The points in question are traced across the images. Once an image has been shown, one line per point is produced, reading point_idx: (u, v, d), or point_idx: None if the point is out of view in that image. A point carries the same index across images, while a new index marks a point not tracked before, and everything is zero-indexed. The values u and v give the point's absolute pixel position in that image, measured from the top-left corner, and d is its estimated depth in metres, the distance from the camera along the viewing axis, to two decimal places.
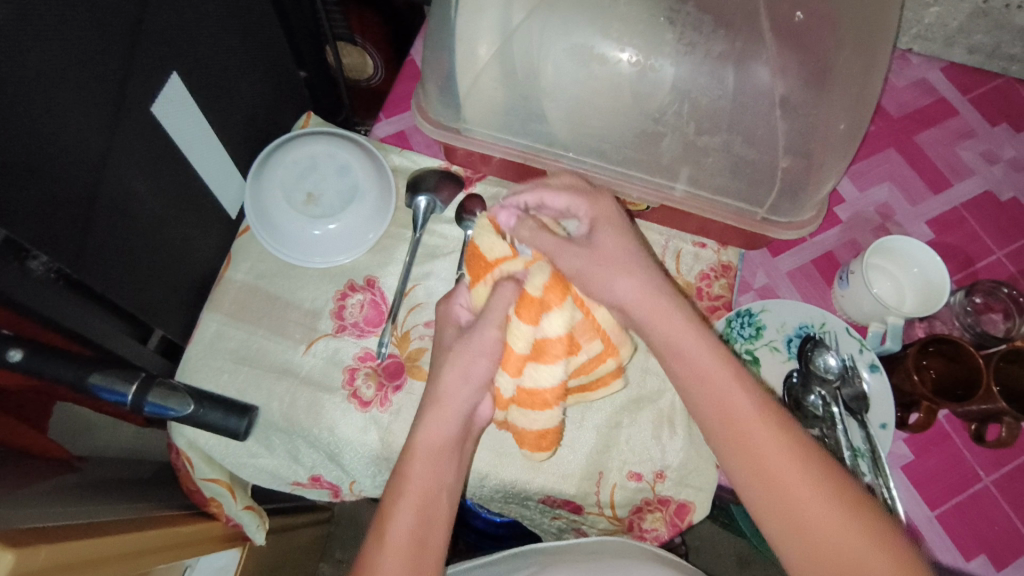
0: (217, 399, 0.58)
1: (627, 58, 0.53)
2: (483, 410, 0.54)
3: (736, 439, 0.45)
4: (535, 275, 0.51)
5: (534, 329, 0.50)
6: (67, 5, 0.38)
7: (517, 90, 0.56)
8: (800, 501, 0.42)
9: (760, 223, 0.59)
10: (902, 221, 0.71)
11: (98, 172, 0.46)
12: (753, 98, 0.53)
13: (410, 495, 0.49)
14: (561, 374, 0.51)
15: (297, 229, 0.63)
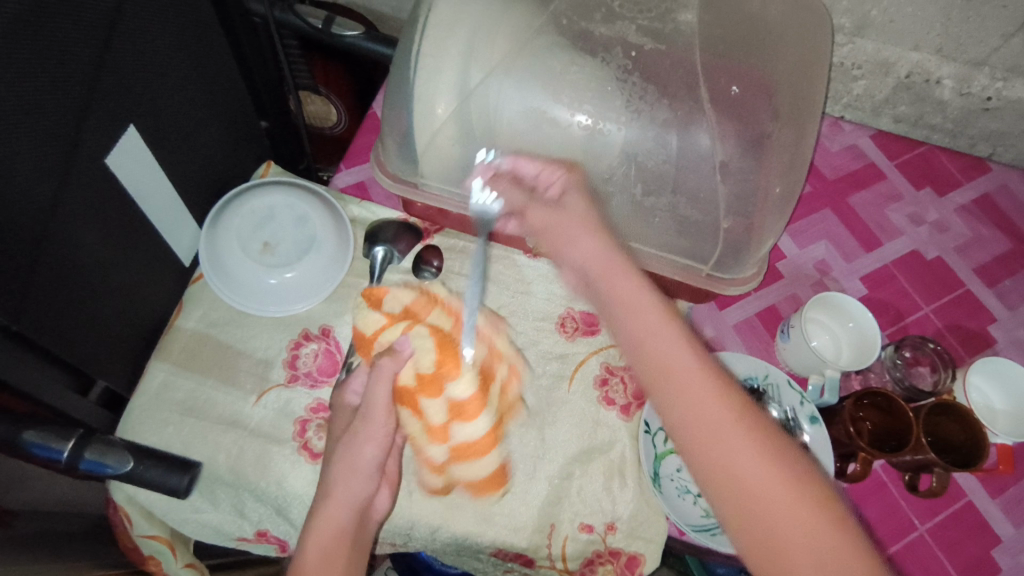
0: (157, 456, 0.55)
1: (579, 122, 0.56)
2: (378, 505, 0.56)
3: (681, 369, 0.44)
4: (455, 380, 0.55)
5: (444, 398, 0.54)
6: (22, 61, 0.38)
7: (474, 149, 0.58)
8: (762, 483, 0.41)
9: (705, 279, 0.60)
10: (837, 277, 0.75)
11: (44, 224, 0.45)
12: (694, 162, 0.57)
13: (323, 527, 0.51)
14: (486, 421, 0.56)
15: (254, 278, 0.63)
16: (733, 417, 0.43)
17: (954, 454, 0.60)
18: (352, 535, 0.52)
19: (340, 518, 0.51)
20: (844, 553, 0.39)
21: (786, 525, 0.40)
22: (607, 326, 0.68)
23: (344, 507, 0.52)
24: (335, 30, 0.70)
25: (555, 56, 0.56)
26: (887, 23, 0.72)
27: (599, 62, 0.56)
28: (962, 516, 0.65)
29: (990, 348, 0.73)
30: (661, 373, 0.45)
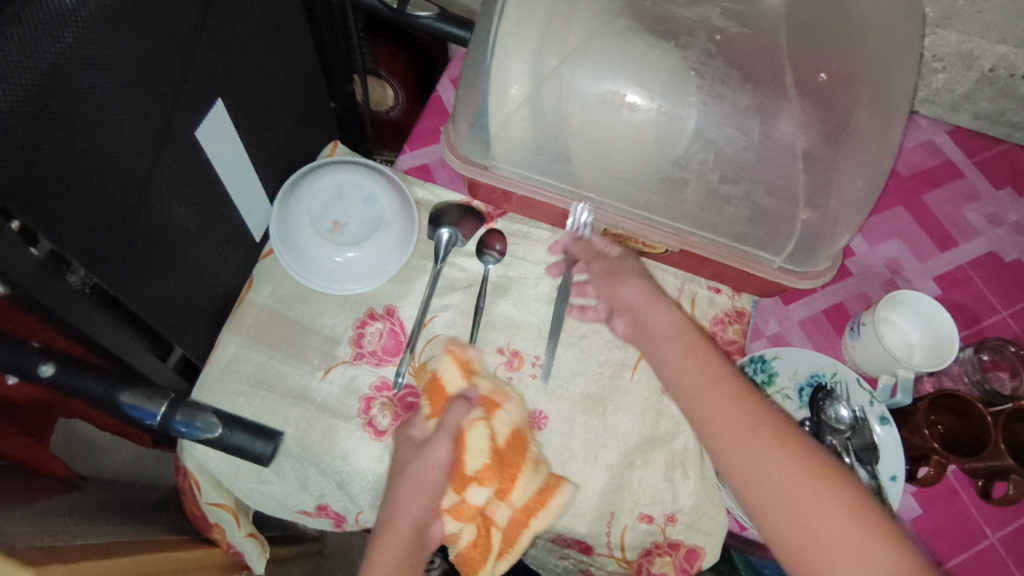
0: (245, 422, 0.55)
1: (658, 108, 0.55)
2: (435, 533, 0.55)
3: (764, 465, 0.45)
4: (478, 447, 0.55)
5: (460, 493, 0.56)
6: (131, 33, 0.39)
7: (548, 130, 0.57)
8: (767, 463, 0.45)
9: (776, 272, 0.60)
10: (910, 276, 0.73)
11: (141, 193, 0.46)
12: (775, 151, 0.55)
13: (388, 542, 0.52)
14: (466, 530, 0.56)
15: (323, 256, 0.64)
16: (815, 491, 0.43)
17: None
18: (417, 555, 0.53)
19: (401, 536, 0.52)
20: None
21: (813, 522, 0.43)
22: None
23: (410, 527, 0.53)
24: (408, 11, 0.70)
25: (636, 39, 0.55)
26: (975, 14, 0.69)
27: (680, 47, 0.55)
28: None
29: None
30: (767, 475, 0.45)
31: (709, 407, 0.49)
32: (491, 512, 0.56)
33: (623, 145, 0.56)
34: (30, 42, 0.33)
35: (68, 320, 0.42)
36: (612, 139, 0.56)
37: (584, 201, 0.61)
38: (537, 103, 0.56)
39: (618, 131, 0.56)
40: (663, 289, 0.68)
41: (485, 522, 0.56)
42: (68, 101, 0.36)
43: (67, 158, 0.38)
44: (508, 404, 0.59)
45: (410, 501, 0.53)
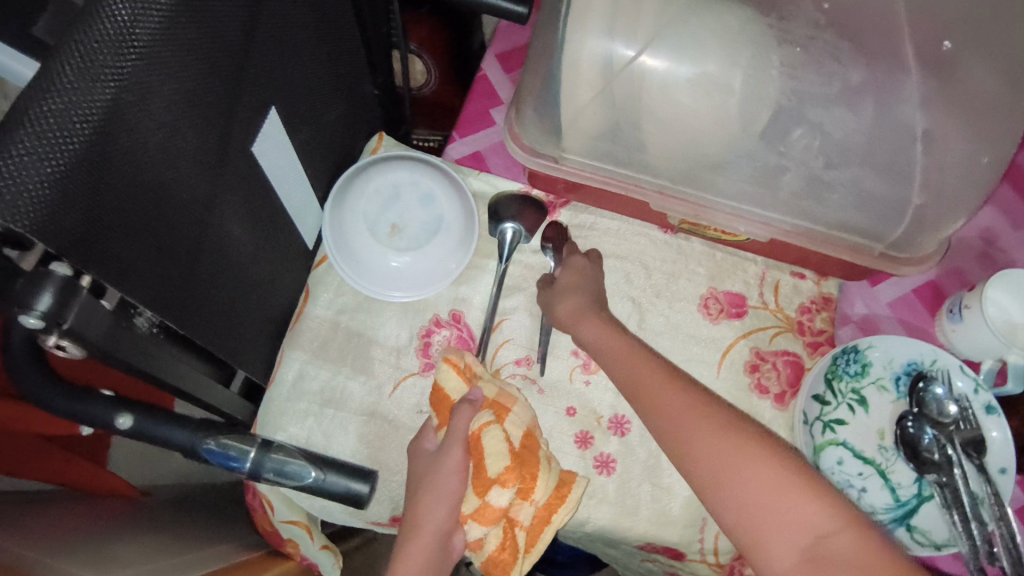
0: (337, 463, 0.50)
1: (754, 89, 0.49)
2: (457, 541, 0.51)
3: (690, 434, 0.42)
4: (496, 455, 0.50)
5: (483, 498, 0.50)
6: (185, 52, 0.34)
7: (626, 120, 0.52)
8: (697, 439, 0.42)
9: (877, 259, 0.56)
10: (1007, 248, 0.67)
11: (202, 223, 0.42)
12: (890, 131, 0.50)
13: (409, 556, 0.49)
14: (493, 532, 0.51)
15: (383, 261, 0.60)
16: (749, 458, 0.40)
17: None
18: (439, 562, 0.50)
19: (423, 543, 0.50)
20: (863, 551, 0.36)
21: (755, 503, 0.39)
22: (753, 308, 0.63)
23: (432, 535, 0.50)
24: None
25: (727, 11, 0.49)
26: None
27: (777, 20, 0.49)
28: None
29: None
30: (696, 440, 0.42)
31: (650, 399, 0.46)
32: (514, 512, 0.51)
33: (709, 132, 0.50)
34: (84, 86, 0.28)
35: (142, 367, 0.39)
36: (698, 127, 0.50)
37: (663, 192, 0.57)
38: (615, 92, 0.50)
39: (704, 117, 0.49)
40: (743, 278, 0.64)
41: (509, 522, 0.51)
42: (125, 139, 0.32)
43: (132, 199, 0.34)
44: (517, 405, 0.53)
45: (433, 507, 0.50)
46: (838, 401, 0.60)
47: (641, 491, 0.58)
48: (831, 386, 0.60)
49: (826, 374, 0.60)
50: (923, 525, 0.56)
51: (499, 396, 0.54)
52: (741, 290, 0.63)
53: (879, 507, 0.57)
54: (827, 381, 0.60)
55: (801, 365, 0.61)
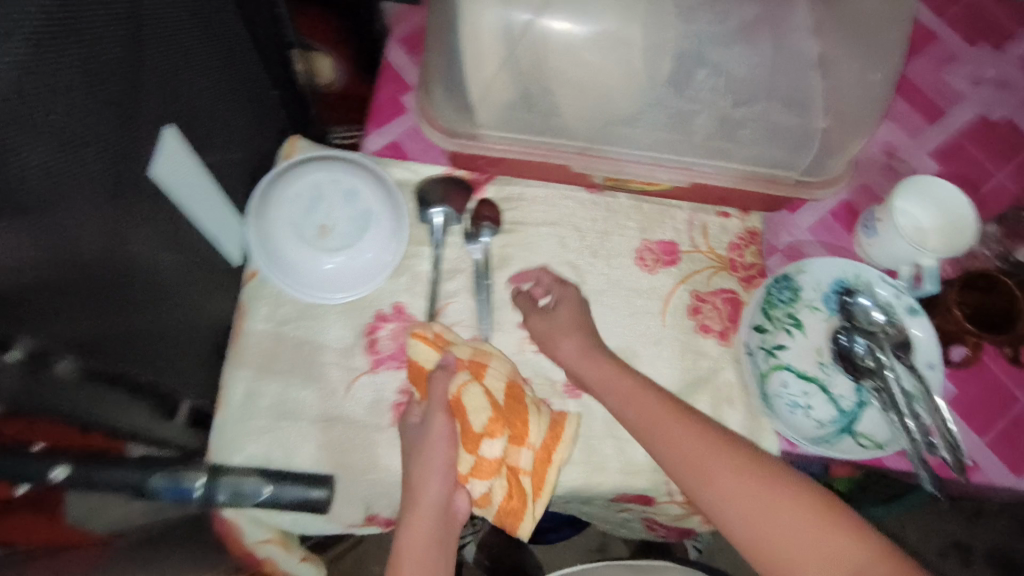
0: (292, 475, 0.54)
1: (650, 37, 0.52)
2: (461, 505, 0.52)
3: (712, 461, 0.46)
4: (478, 408, 0.51)
5: (476, 454, 0.51)
6: (58, 83, 0.33)
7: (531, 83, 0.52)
8: (715, 464, 0.46)
9: (795, 186, 0.56)
10: (907, 157, 0.71)
11: (110, 253, 0.41)
12: (788, 63, 0.53)
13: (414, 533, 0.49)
14: (500, 482, 0.52)
15: (319, 264, 0.60)
16: (751, 478, 0.45)
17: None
18: (443, 532, 0.50)
19: (427, 516, 0.49)
20: (842, 540, 0.42)
21: (772, 526, 0.43)
22: (686, 253, 0.65)
23: (432, 508, 0.50)
24: None
25: None
26: None
27: None
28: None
29: None
30: (689, 466, 0.47)
31: (654, 425, 0.50)
32: (513, 460, 0.52)
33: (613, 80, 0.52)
34: None
35: (67, 411, 0.39)
36: (603, 76, 0.51)
37: (583, 153, 0.56)
38: (514, 56, 0.51)
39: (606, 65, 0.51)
40: (672, 225, 0.66)
41: (512, 474, 0.52)
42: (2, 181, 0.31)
43: (19, 246, 0.33)
44: (493, 359, 0.55)
45: (433, 479, 0.50)
46: (777, 328, 0.62)
47: (606, 446, 0.60)
48: (768, 314, 0.62)
49: (763, 304, 0.62)
50: (865, 429, 0.58)
51: (474, 355, 0.55)
52: (672, 238, 0.65)
53: (825, 421, 0.59)
54: (765, 311, 0.62)
55: (738, 300, 0.64)
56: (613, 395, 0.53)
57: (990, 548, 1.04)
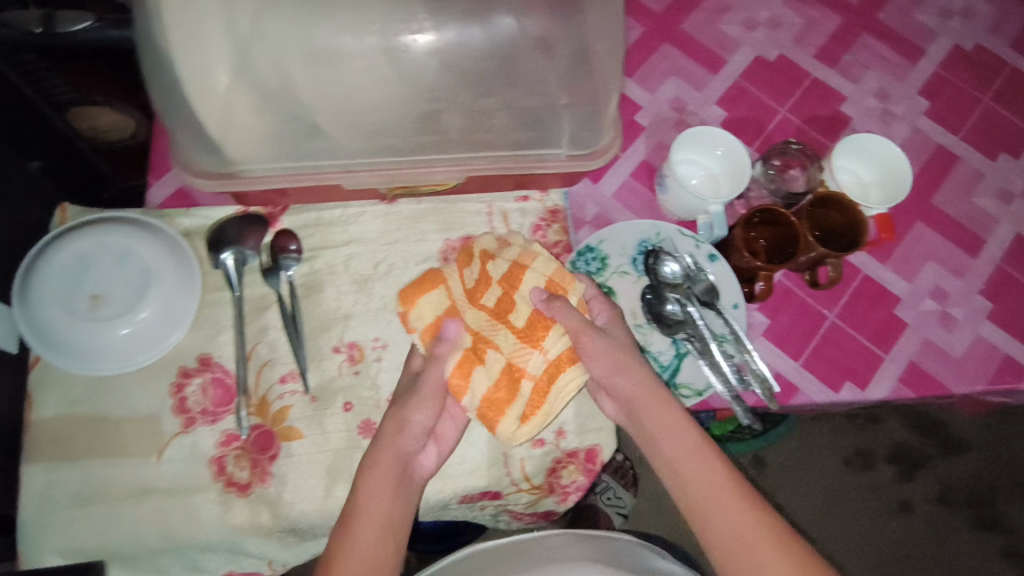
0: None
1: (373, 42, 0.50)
2: (427, 461, 0.56)
3: (696, 476, 0.52)
4: (433, 300, 0.54)
5: (426, 332, 0.54)
6: None
7: (287, 109, 0.52)
8: (706, 482, 0.51)
9: (572, 161, 0.57)
10: (695, 110, 0.74)
11: None
12: (509, 48, 0.52)
13: (361, 526, 0.50)
14: (500, 359, 0.52)
15: (98, 336, 0.56)
16: (734, 499, 0.50)
17: (841, 240, 0.62)
18: (401, 476, 0.53)
19: (386, 477, 0.52)
20: (751, 516, 0.50)
21: (743, 550, 0.49)
22: None
23: (397, 457, 0.53)
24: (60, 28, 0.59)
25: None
26: None
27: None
28: (864, 291, 0.68)
29: (848, 128, 0.74)
30: (664, 435, 0.52)
31: (670, 434, 0.52)
32: (490, 334, 0.53)
33: (363, 93, 0.51)
34: None
35: None
36: (351, 91, 0.51)
37: (350, 171, 0.55)
38: (263, 78, 0.50)
39: (353, 83, 0.51)
40: (472, 220, 0.65)
41: (514, 373, 0.52)
42: None
43: None
44: (537, 260, 0.55)
45: (408, 433, 0.53)
46: None
47: None
48: None
49: None
50: (685, 379, 0.61)
51: (522, 254, 0.55)
52: (474, 232, 0.65)
53: None
54: None
55: None
56: (630, 388, 0.53)
57: (891, 451, 1.11)
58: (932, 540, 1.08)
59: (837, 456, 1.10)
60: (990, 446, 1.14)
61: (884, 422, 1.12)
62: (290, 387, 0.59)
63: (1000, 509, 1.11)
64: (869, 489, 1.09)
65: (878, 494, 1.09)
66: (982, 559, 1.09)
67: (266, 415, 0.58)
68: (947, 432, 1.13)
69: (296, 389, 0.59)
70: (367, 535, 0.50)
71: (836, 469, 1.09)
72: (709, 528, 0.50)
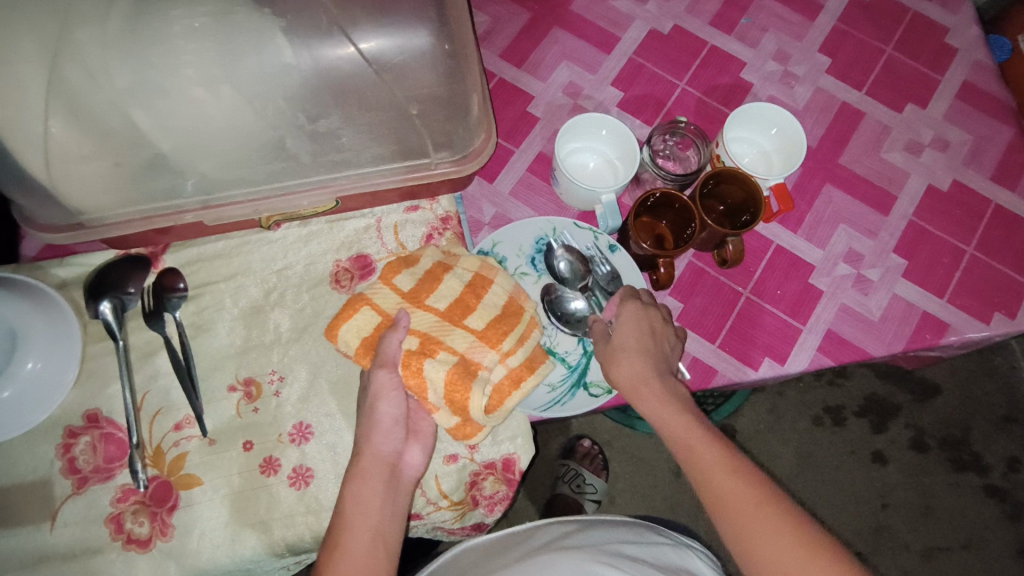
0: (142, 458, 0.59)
1: (292, 51, 0.42)
2: (412, 461, 0.48)
3: (735, 490, 0.41)
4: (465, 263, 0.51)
5: (438, 298, 0.49)
6: None
7: (142, 147, 0.43)
8: (755, 523, 0.40)
9: (603, 136, 0.56)
10: (799, 61, 0.64)
11: None
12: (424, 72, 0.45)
13: (365, 480, 0.45)
14: (473, 340, 0.48)
15: None
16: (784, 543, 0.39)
17: (742, 216, 0.54)
18: (394, 486, 0.46)
19: (372, 479, 0.45)
20: (742, 488, 0.41)
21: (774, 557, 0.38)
22: None
23: (377, 463, 0.46)
24: None
25: None
26: None
27: None
28: (978, 279, 0.58)
29: (964, 80, 0.64)
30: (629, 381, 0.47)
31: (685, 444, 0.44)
32: (517, 296, 0.51)
33: (343, 139, 0.45)
34: None
35: None
36: (364, 100, 0.44)
37: (330, 188, 0.47)
38: (264, 93, 0.43)
39: (365, 98, 0.44)
40: None
41: (514, 309, 0.50)
42: None
43: None
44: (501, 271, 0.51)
45: (381, 429, 0.46)
46: None
47: None
48: None
49: None
50: None
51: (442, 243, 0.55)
52: None
53: None
54: None
55: None
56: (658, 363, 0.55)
57: (859, 404, 1.06)
58: (978, 511, 1.05)
59: (807, 415, 1.05)
60: (961, 386, 1.08)
61: (858, 375, 1.07)
62: (271, 370, 0.51)
63: (977, 447, 1.06)
64: (843, 443, 1.05)
65: (852, 447, 1.04)
66: (974, 505, 1.05)
67: (258, 407, 0.51)
68: (917, 379, 1.08)
69: (277, 373, 0.51)
70: (352, 543, 0.43)
71: (805, 430, 1.04)
72: (716, 502, 0.41)
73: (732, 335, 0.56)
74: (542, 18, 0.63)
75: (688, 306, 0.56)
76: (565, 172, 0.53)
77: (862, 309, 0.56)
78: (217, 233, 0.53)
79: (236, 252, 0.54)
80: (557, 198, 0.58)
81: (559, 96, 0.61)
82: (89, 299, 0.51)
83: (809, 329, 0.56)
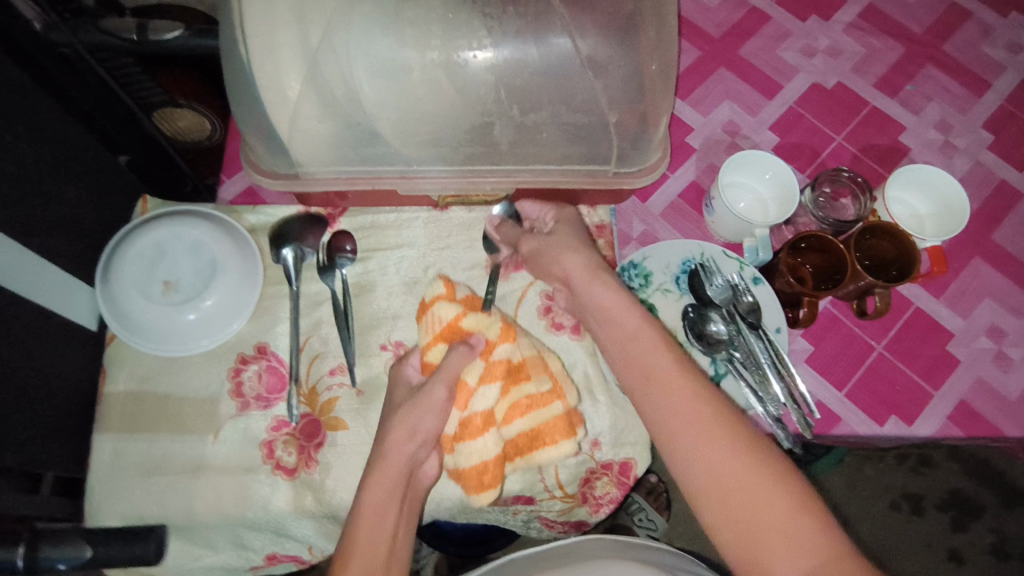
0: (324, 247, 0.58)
1: (510, 52, 0.47)
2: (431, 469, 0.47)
3: (704, 443, 0.38)
4: (476, 369, 0.47)
5: (450, 314, 0.50)
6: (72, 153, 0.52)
7: (362, 116, 0.48)
8: (724, 471, 0.37)
9: (768, 181, 0.60)
10: (961, 134, 0.65)
11: (108, 218, 0.58)
12: (624, 88, 0.49)
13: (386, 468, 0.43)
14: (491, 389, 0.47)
15: (167, 320, 0.52)
16: (764, 484, 0.36)
17: (889, 271, 0.54)
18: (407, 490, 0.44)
19: (390, 469, 0.43)
20: (713, 432, 0.38)
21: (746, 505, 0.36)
22: None
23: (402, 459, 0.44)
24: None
25: None
26: None
27: None
28: None
29: None
30: (609, 321, 0.46)
31: (651, 374, 0.41)
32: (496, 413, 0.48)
33: (542, 134, 0.49)
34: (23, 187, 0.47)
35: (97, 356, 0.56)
36: (570, 100, 0.48)
37: (514, 178, 0.51)
38: (479, 83, 0.47)
39: (574, 100, 0.48)
40: None
41: (515, 373, 0.49)
42: (55, 208, 0.51)
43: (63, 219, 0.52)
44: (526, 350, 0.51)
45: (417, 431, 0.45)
46: None
47: None
48: None
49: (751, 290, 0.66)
50: None
51: None
52: None
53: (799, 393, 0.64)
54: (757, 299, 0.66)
55: None
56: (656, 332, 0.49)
57: (942, 497, 1.01)
58: None
59: (884, 499, 1.01)
60: None
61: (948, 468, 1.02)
62: None
63: None
64: (917, 535, 1.00)
65: (927, 541, 1.00)
66: None
67: None
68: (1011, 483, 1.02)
69: None
70: (370, 533, 0.41)
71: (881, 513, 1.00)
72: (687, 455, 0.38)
73: (860, 387, 0.56)
74: (711, 57, 0.67)
75: (818, 350, 0.57)
76: (724, 199, 0.56)
77: (999, 386, 0.56)
78: (392, 205, 0.58)
79: (404, 225, 0.59)
80: (704, 227, 0.61)
81: (718, 132, 0.64)
82: (274, 245, 0.56)
83: (940, 400, 0.56)
